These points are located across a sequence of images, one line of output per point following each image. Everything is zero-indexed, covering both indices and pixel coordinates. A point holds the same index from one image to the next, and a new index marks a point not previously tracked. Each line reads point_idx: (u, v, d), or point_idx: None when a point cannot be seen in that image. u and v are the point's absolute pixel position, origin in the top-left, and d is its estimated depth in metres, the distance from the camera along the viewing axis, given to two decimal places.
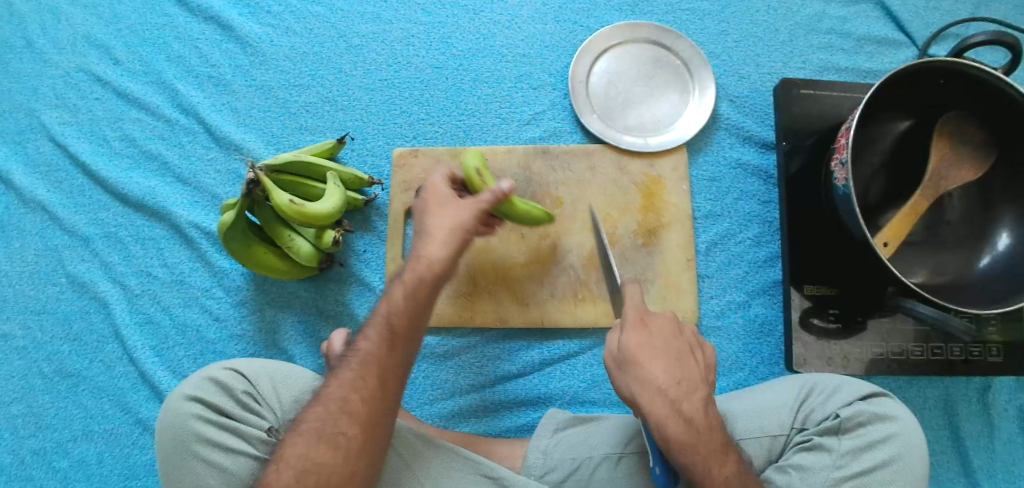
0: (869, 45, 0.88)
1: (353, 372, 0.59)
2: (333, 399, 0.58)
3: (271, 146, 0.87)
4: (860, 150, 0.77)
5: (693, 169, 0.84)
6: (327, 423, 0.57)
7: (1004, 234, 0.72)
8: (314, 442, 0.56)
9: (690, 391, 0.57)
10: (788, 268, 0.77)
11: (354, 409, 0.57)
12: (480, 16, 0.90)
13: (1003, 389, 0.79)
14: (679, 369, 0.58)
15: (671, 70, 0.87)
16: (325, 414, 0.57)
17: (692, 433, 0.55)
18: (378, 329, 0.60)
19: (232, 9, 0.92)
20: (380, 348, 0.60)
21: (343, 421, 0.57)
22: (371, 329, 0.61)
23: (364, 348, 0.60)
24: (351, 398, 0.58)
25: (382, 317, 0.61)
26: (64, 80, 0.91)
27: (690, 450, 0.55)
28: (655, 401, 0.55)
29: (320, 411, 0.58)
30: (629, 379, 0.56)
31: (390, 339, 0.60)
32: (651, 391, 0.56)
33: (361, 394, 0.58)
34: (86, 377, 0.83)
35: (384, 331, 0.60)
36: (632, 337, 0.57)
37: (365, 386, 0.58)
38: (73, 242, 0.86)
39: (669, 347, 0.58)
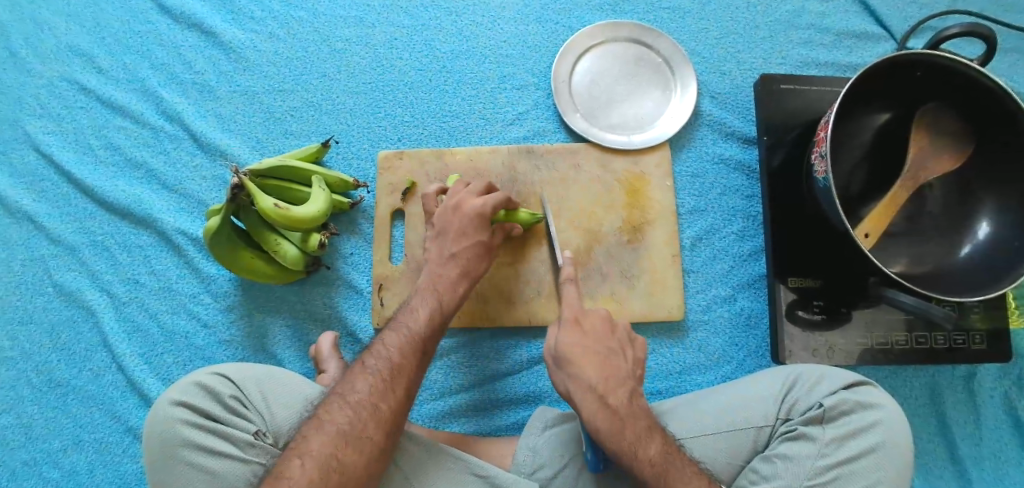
0: (847, 39, 0.89)
1: (385, 378, 0.62)
2: (362, 402, 0.60)
3: (256, 152, 0.88)
4: (840, 144, 0.78)
5: (676, 165, 0.85)
6: (355, 425, 0.59)
7: (984, 222, 0.73)
8: (341, 443, 0.57)
9: (620, 383, 0.63)
10: (772, 261, 0.78)
11: (384, 415, 0.60)
12: (462, 18, 0.91)
13: (988, 377, 0.80)
14: (609, 364, 0.64)
15: (653, 68, 0.88)
16: (354, 417, 0.59)
17: (618, 421, 0.60)
18: (408, 341, 0.65)
19: (215, 16, 0.92)
20: (410, 359, 0.64)
21: (373, 427, 0.59)
22: (401, 340, 0.65)
23: (397, 358, 0.64)
24: (382, 404, 0.61)
25: (416, 332, 0.66)
26: (48, 89, 0.91)
27: (617, 437, 0.59)
28: (586, 396, 0.61)
29: (346, 413, 0.59)
30: (564, 376, 0.63)
31: (419, 353, 0.65)
32: (581, 386, 0.62)
33: (392, 400, 0.61)
34: (75, 386, 0.83)
35: (415, 344, 0.66)
36: (566, 337, 0.64)
37: (395, 394, 0.62)
38: (60, 251, 0.86)
39: (600, 345, 0.65)
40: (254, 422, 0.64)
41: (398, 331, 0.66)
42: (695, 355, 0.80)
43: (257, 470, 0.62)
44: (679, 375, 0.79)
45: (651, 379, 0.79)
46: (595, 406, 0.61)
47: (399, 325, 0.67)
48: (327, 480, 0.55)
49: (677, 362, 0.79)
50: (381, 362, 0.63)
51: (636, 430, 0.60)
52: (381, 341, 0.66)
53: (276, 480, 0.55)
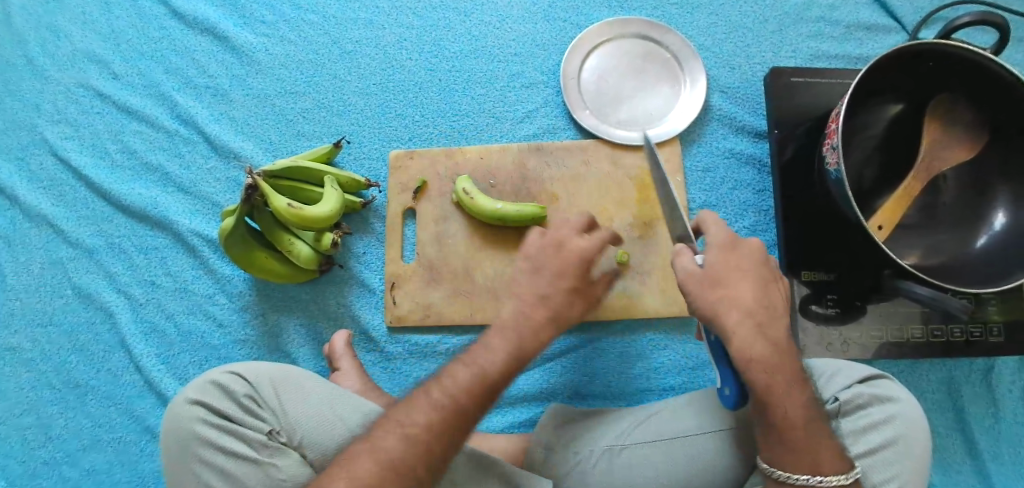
0: (858, 31, 0.88)
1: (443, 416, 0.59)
2: (412, 439, 0.57)
3: (269, 153, 0.89)
4: (852, 136, 0.77)
5: (687, 160, 0.85)
6: (404, 461, 0.56)
7: (1000, 212, 0.72)
8: (388, 476, 0.55)
9: (773, 324, 0.56)
10: (785, 254, 0.77)
11: (432, 456, 0.57)
12: (471, 17, 0.91)
13: (1006, 370, 0.79)
14: (761, 289, 0.57)
15: (662, 64, 0.88)
16: (404, 452, 0.56)
17: (778, 356, 0.54)
18: (474, 378, 0.62)
19: (228, 20, 0.93)
20: (456, 397, 0.60)
21: (420, 466, 0.56)
22: (471, 377, 0.62)
23: (463, 394, 0.60)
24: (427, 442, 0.57)
25: (484, 369, 0.63)
26: (65, 95, 0.93)
27: (774, 374, 0.53)
28: (743, 322, 0.54)
29: (393, 446, 0.57)
30: (717, 296, 0.55)
31: (482, 392, 0.61)
32: (737, 315, 0.54)
33: (439, 437, 0.58)
34: (94, 386, 0.84)
35: (484, 381, 0.62)
36: (719, 257, 0.57)
37: (447, 435, 0.58)
38: (78, 254, 0.88)
39: (757, 274, 0.57)
40: (269, 422, 0.64)
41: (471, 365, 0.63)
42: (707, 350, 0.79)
43: (271, 471, 0.62)
44: (692, 370, 0.79)
45: (664, 374, 0.79)
46: (751, 334, 0.54)
47: (474, 361, 0.63)
48: None
49: (690, 357, 0.79)
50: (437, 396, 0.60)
51: (792, 372, 0.55)
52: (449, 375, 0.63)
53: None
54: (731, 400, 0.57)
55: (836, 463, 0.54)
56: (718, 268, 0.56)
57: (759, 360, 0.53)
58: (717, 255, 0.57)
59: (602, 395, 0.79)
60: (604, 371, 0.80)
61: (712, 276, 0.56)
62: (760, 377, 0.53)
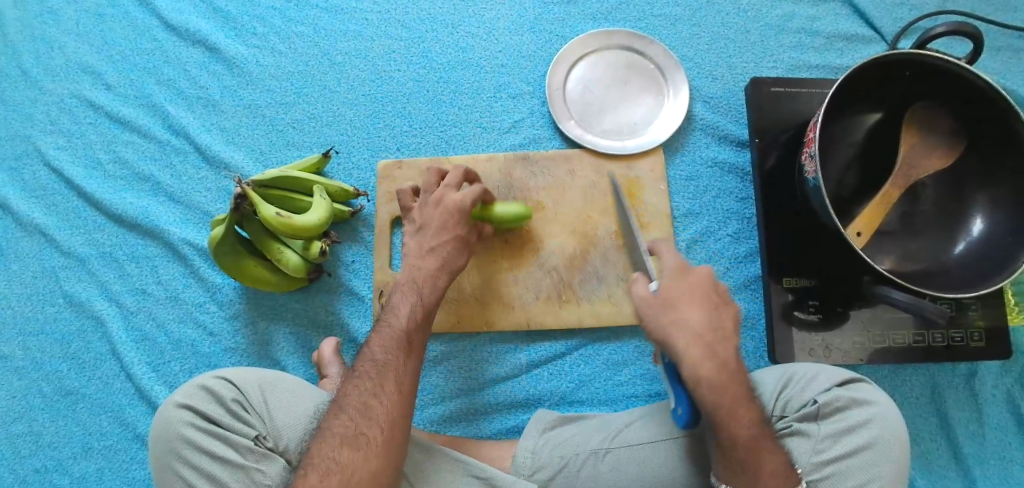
0: (839, 42, 0.90)
1: (373, 379, 0.62)
2: (358, 410, 0.60)
3: (259, 163, 0.90)
4: (832, 144, 0.78)
5: (671, 169, 0.86)
6: (357, 428, 0.59)
7: (978, 219, 0.73)
8: (347, 446, 0.58)
9: (723, 345, 0.56)
10: (768, 261, 0.78)
11: (387, 414, 0.60)
12: (459, 29, 0.93)
13: (989, 375, 0.80)
14: (712, 309, 0.58)
15: (646, 74, 0.89)
16: (353, 421, 0.60)
17: (726, 376, 0.55)
18: (395, 339, 0.65)
19: (219, 32, 0.95)
20: (392, 366, 0.63)
21: (375, 426, 0.60)
22: (385, 340, 0.65)
23: (381, 356, 0.64)
24: (372, 401, 0.61)
25: (400, 329, 0.66)
26: (57, 106, 0.94)
27: (721, 390, 0.55)
28: (691, 343, 0.55)
29: (346, 416, 0.60)
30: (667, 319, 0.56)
31: (404, 347, 0.65)
32: (684, 336, 0.56)
33: (384, 400, 0.61)
34: (85, 394, 0.85)
35: (399, 341, 0.65)
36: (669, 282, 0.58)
37: (385, 393, 0.61)
38: (69, 263, 0.89)
39: (707, 296, 0.58)
40: (256, 427, 0.65)
41: (383, 332, 0.66)
42: None
43: (256, 475, 0.63)
44: None
45: (649, 381, 0.80)
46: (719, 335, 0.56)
47: (382, 328, 0.66)
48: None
49: None
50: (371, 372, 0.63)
51: (736, 392, 0.55)
52: (367, 349, 0.65)
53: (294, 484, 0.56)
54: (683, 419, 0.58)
55: (782, 479, 0.56)
56: (668, 292, 0.57)
57: (707, 381, 0.54)
58: (669, 279, 0.58)
59: (589, 401, 0.79)
60: (590, 376, 0.80)
61: (663, 301, 0.57)
62: (706, 398, 0.54)
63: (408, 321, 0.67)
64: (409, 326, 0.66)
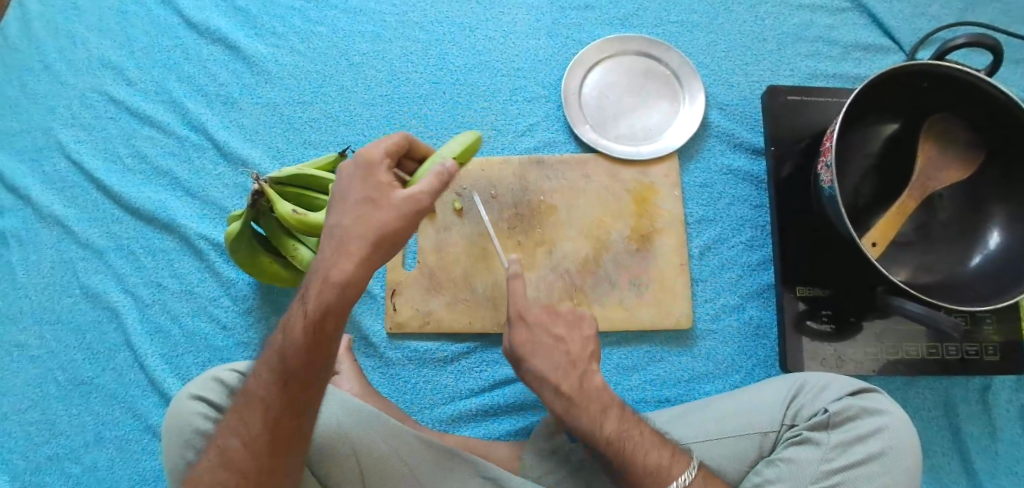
0: (857, 51, 0.90)
1: (249, 415, 0.56)
2: (230, 442, 0.56)
3: (276, 161, 0.91)
4: (849, 154, 0.78)
5: (685, 176, 0.86)
6: (224, 466, 0.55)
7: (995, 232, 0.73)
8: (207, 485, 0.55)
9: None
10: (781, 270, 0.78)
11: (254, 455, 0.55)
12: (475, 32, 0.94)
13: (1003, 390, 0.79)
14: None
15: (662, 80, 0.90)
16: (223, 458, 0.56)
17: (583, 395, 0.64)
18: (275, 360, 0.56)
19: (239, 31, 0.96)
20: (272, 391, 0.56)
21: (238, 470, 0.55)
22: (270, 368, 0.56)
23: (263, 388, 0.56)
24: (242, 440, 0.56)
25: (283, 356, 0.56)
26: (80, 101, 0.96)
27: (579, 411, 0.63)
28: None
29: (216, 453, 0.56)
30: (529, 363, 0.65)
31: (283, 382, 0.55)
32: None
33: (258, 432, 0.55)
34: (99, 384, 0.86)
35: (279, 370, 0.56)
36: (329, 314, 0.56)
37: (260, 433, 0.56)
38: (88, 255, 0.90)
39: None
40: None
41: (273, 349, 0.57)
42: (703, 363, 0.80)
43: None
44: (688, 383, 0.79)
45: (659, 387, 0.79)
46: None
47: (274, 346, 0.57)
48: None
49: (684, 369, 0.80)
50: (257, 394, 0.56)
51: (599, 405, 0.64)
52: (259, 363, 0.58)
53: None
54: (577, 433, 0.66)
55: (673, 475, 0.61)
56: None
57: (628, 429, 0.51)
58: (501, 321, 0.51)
59: None
60: None
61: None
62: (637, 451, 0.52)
63: (290, 346, 0.55)
64: (291, 351, 0.55)
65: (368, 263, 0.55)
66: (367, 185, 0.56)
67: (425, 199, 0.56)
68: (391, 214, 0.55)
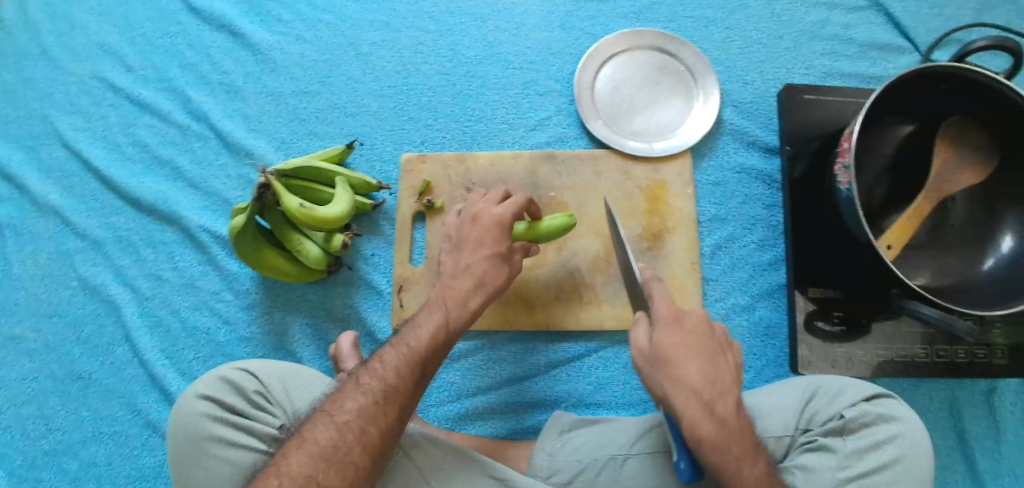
0: (872, 50, 0.89)
1: (377, 401, 0.58)
2: (349, 424, 0.57)
3: (281, 152, 0.89)
4: (864, 155, 0.77)
5: (697, 174, 0.85)
6: (341, 448, 0.55)
7: (1008, 236, 0.73)
8: (323, 465, 0.54)
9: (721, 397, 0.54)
10: (793, 271, 0.78)
11: (373, 439, 0.57)
12: (488, 23, 0.92)
13: (1007, 392, 0.79)
14: (712, 368, 0.55)
15: (676, 76, 0.88)
16: (341, 439, 0.56)
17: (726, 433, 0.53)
18: (405, 358, 0.62)
19: (244, 18, 0.94)
20: (405, 380, 0.60)
21: (357, 451, 0.56)
22: (398, 361, 0.61)
23: (392, 379, 0.60)
24: (370, 425, 0.57)
25: (414, 355, 0.62)
26: (78, 86, 0.93)
27: (722, 449, 0.52)
28: (689, 404, 0.53)
29: (336, 433, 0.56)
30: (662, 377, 0.54)
31: (415, 376, 0.61)
32: (682, 393, 0.53)
33: (387, 415, 0.58)
34: (97, 379, 0.84)
35: (414, 366, 0.62)
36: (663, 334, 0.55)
37: (386, 418, 0.58)
38: (86, 246, 0.88)
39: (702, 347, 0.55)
40: (278, 417, 0.65)
41: (398, 348, 0.63)
42: None
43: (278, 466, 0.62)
44: None
45: None
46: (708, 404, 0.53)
47: (400, 343, 0.63)
48: None
49: None
50: (375, 381, 0.60)
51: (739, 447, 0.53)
52: (375, 360, 0.62)
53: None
54: (686, 474, 0.57)
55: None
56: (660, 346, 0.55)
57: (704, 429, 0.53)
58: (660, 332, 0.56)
59: (607, 404, 0.79)
60: (609, 380, 0.80)
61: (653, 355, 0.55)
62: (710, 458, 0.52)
63: (424, 346, 0.63)
64: (422, 347, 0.63)
65: (482, 288, 0.68)
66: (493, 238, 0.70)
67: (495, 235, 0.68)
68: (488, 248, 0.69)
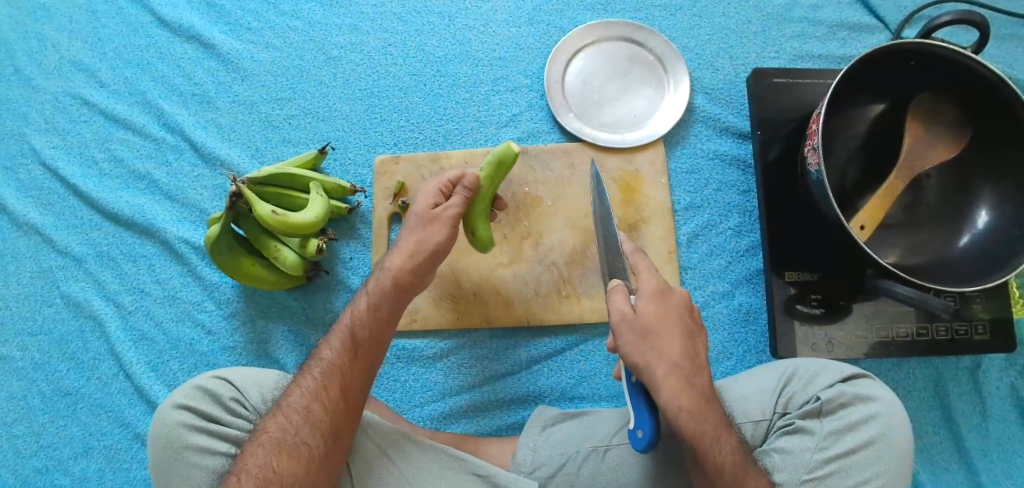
0: (842, 31, 0.89)
1: (319, 381, 0.60)
2: (296, 411, 0.58)
3: (256, 160, 0.89)
4: (835, 136, 0.77)
5: (671, 163, 0.85)
6: (289, 433, 0.57)
7: (983, 211, 0.72)
8: (275, 452, 0.56)
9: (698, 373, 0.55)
10: (769, 255, 0.77)
11: (320, 418, 0.58)
12: (456, 22, 0.92)
13: (993, 367, 0.79)
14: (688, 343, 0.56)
15: (646, 66, 0.88)
16: (287, 426, 0.57)
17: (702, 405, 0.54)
18: (342, 338, 0.62)
19: (213, 28, 0.94)
20: (342, 359, 0.61)
21: (306, 432, 0.57)
22: (335, 342, 0.62)
23: (331, 358, 0.61)
24: (313, 404, 0.58)
25: (348, 331, 0.62)
26: (52, 104, 0.93)
27: (700, 419, 0.54)
28: (669, 380, 0.53)
29: (283, 421, 0.58)
30: (646, 351, 0.54)
31: (351, 350, 0.61)
32: (664, 368, 0.53)
33: (330, 394, 0.59)
34: (84, 394, 0.84)
35: (349, 342, 0.62)
36: (649, 307, 0.55)
37: (328, 397, 0.59)
38: (67, 263, 0.88)
39: (682, 324, 0.56)
40: (256, 423, 0.65)
41: (336, 331, 0.63)
42: None
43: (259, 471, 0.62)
44: None
45: None
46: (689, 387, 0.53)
47: (337, 326, 0.64)
48: None
49: None
50: (317, 365, 0.61)
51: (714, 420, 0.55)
52: (319, 346, 0.63)
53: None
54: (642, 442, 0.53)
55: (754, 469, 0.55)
56: (646, 318, 0.55)
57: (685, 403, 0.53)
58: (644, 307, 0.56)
59: (590, 397, 0.79)
60: (591, 372, 0.80)
61: (641, 328, 0.54)
62: (687, 427, 0.53)
63: (359, 320, 0.63)
64: (357, 325, 0.63)
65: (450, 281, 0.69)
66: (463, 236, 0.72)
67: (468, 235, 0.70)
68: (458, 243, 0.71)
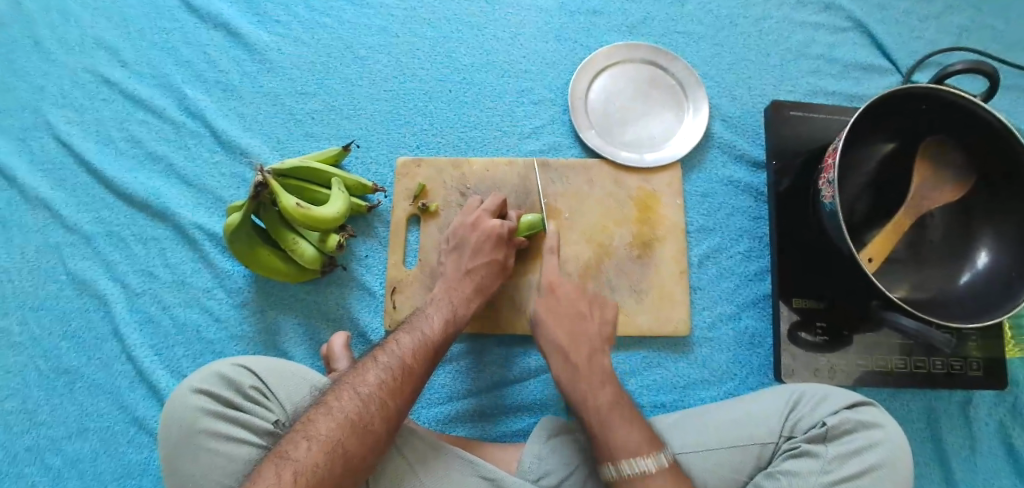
0: (856, 70, 0.92)
1: (396, 376, 0.62)
2: (371, 396, 0.59)
3: (277, 152, 0.90)
4: (846, 171, 0.80)
5: (686, 185, 0.87)
6: (363, 417, 0.58)
7: (983, 252, 0.75)
8: (348, 430, 0.57)
9: None
10: (779, 281, 0.80)
11: (391, 411, 0.60)
12: (484, 32, 0.94)
13: (983, 403, 0.82)
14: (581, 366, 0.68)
15: (667, 90, 0.91)
16: (363, 408, 0.58)
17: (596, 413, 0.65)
18: (416, 341, 0.66)
19: (242, 17, 0.95)
20: (419, 363, 0.65)
21: (378, 420, 0.58)
22: (414, 343, 0.66)
23: (409, 358, 0.64)
24: (390, 398, 0.60)
25: (426, 338, 0.67)
26: (71, 80, 0.93)
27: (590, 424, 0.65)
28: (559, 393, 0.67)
29: (357, 404, 0.59)
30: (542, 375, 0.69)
31: (424, 355, 0.66)
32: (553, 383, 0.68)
33: (404, 391, 0.62)
34: (83, 374, 0.83)
35: (426, 350, 0.66)
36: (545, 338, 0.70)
37: (403, 395, 0.61)
38: (75, 240, 0.88)
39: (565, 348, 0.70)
40: (274, 412, 0.65)
41: (412, 334, 0.67)
42: (699, 370, 0.81)
43: None
44: (682, 389, 0.80)
45: (655, 392, 0.80)
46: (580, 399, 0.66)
47: (413, 329, 0.68)
48: (331, 466, 0.54)
49: (680, 376, 0.81)
50: (393, 359, 0.63)
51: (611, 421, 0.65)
52: (387, 343, 0.66)
53: (279, 460, 0.53)
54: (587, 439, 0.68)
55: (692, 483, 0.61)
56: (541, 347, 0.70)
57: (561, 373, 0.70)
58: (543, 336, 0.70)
59: None
60: None
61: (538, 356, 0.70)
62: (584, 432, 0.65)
63: (433, 332, 0.69)
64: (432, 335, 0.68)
65: (465, 287, 0.74)
66: (485, 246, 0.76)
67: (486, 245, 0.76)
68: (475, 255, 0.75)
